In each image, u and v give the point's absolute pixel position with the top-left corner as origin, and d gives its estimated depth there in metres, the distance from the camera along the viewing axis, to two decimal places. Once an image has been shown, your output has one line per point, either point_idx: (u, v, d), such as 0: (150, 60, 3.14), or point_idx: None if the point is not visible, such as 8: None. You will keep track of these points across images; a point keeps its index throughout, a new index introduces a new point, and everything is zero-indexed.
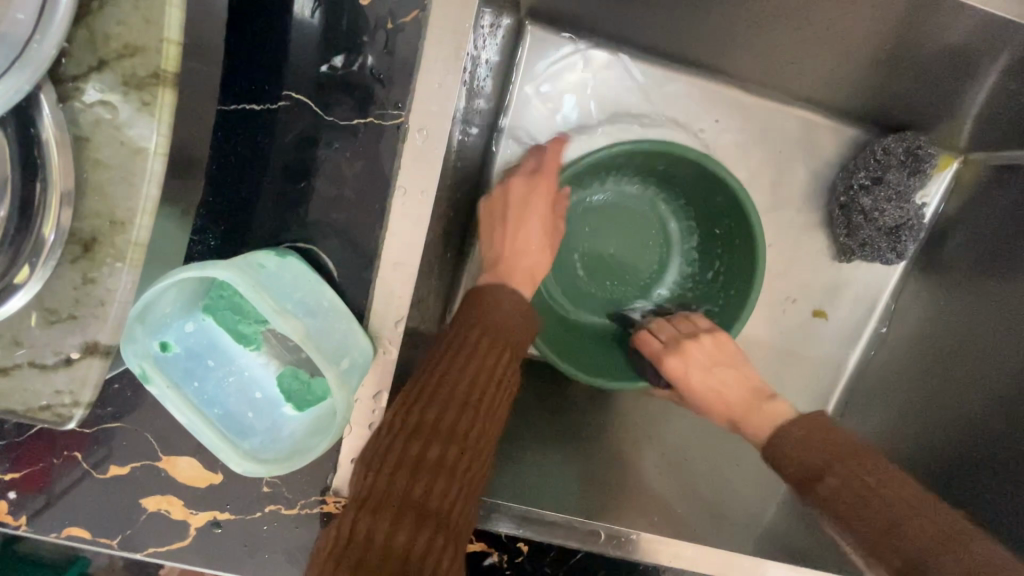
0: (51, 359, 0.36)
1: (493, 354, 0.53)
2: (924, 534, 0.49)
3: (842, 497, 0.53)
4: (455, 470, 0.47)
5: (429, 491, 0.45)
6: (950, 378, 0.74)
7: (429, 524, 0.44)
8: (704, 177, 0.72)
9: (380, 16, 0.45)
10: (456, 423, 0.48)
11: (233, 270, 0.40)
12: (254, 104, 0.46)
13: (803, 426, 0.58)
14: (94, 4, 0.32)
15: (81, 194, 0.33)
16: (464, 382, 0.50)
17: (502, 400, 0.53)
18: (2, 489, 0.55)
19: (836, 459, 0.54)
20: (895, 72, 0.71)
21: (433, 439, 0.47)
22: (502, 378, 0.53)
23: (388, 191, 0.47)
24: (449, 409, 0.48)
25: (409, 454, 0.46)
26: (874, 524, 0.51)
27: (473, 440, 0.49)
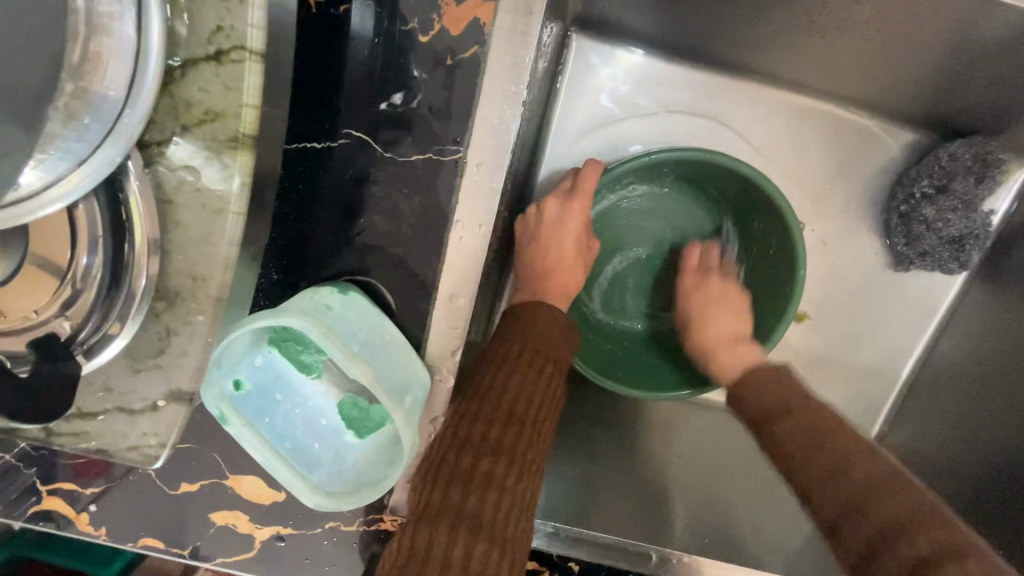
0: (138, 405, 0.37)
1: (535, 370, 0.54)
2: (884, 504, 0.45)
3: (795, 439, 0.52)
4: (505, 483, 0.46)
5: (484, 501, 0.45)
6: (1007, 384, 0.71)
7: (483, 534, 0.43)
8: (758, 196, 0.71)
9: (440, 52, 0.45)
10: (503, 436, 0.48)
11: (304, 317, 0.41)
12: (316, 143, 0.46)
13: (765, 373, 0.60)
14: (176, 72, 0.32)
15: (166, 253, 0.35)
16: (509, 392, 0.51)
17: (551, 412, 0.53)
18: (83, 502, 0.59)
19: (790, 409, 0.55)
20: (965, 76, 0.67)
21: (484, 452, 0.47)
22: (547, 390, 0.54)
23: (445, 226, 0.48)
24: (495, 421, 0.49)
25: (461, 467, 0.46)
26: (819, 464, 0.50)
27: (521, 451, 0.49)
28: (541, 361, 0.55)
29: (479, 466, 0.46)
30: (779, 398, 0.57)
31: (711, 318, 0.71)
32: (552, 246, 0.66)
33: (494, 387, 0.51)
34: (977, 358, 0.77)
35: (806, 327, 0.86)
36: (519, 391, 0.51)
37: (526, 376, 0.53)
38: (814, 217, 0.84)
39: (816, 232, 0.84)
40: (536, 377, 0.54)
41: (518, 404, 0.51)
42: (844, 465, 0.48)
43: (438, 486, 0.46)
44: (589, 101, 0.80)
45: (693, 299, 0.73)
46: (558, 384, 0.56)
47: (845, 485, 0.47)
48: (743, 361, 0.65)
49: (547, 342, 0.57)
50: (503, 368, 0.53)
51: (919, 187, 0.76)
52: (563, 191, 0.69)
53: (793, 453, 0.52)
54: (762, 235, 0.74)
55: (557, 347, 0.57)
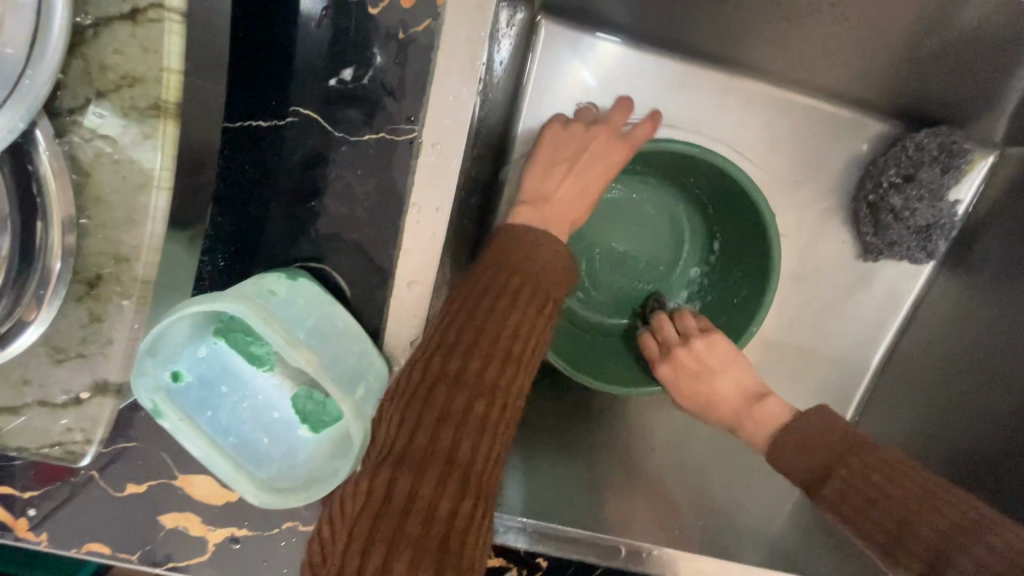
0: (60, 398, 0.35)
1: (533, 304, 0.49)
2: (974, 552, 0.40)
3: (844, 501, 0.47)
4: (495, 428, 0.42)
5: (475, 448, 0.41)
6: (971, 370, 0.72)
7: (455, 477, 0.39)
8: (750, 272, 0.71)
9: (391, 25, 0.42)
10: (498, 377, 0.44)
11: (243, 302, 0.39)
12: (261, 122, 0.44)
13: (802, 432, 0.52)
14: (88, 32, 0.30)
15: (85, 231, 0.32)
16: (507, 329, 0.46)
17: (539, 350, 0.49)
18: (23, 507, 0.55)
19: (836, 459, 0.49)
20: (930, 62, 0.67)
21: (477, 393, 0.42)
22: (543, 329, 0.50)
23: (399, 209, 0.46)
24: (490, 360, 0.44)
25: (454, 406, 0.41)
26: (886, 524, 0.44)
27: (501, 391, 0.44)
28: (543, 296, 0.51)
29: (473, 408, 0.41)
30: (831, 454, 0.50)
31: (714, 386, 0.62)
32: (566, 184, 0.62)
33: (493, 324, 0.46)
34: (945, 347, 0.77)
35: (778, 318, 0.86)
36: (518, 328, 0.47)
37: (525, 313, 0.48)
38: (785, 209, 0.84)
39: (788, 223, 0.84)
40: (520, 314, 0.48)
41: (515, 343, 0.46)
42: (919, 519, 0.43)
43: (423, 424, 0.40)
44: (559, 89, 0.79)
45: (682, 370, 0.64)
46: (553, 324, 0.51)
47: (922, 550, 0.42)
48: (772, 425, 0.57)
49: (543, 280, 0.51)
50: (486, 302, 0.47)
51: (889, 176, 0.76)
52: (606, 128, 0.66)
53: (846, 513, 0.47)
54: (727, 293, 0.75)
55: (550, 286, 0.52)
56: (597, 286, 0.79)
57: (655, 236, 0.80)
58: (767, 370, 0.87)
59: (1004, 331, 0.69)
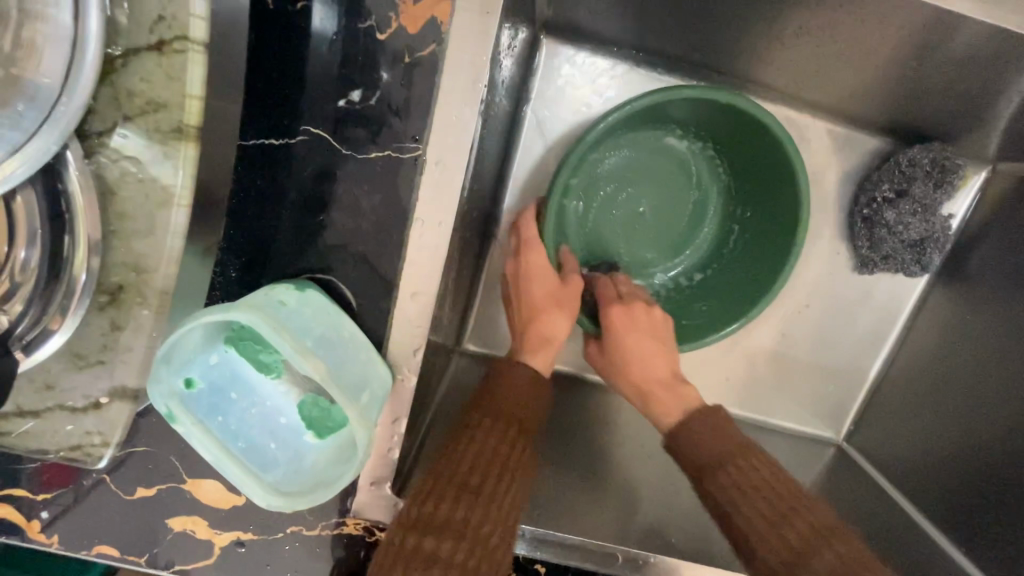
0: (80, 402, 0.37)
1: (517, 420, 0.56)
2: (822, 555, 0.49)
3: (729, 489, 0.54)
4: (481, 530, 0.48)
5: (458, 549, 0.47)
6: (965, 384, 0.73)
7: (440, 574, 0.46)
8: (723, 308, 0.76)
9: (397, 49, 0.45)
10: (482, 482, 0.50)
11: (253, 312, 0.41)
12: (272, 139, 0.46)
13: (708, 423, 0.58)
14: (118, 62, 0.32)
15: (109, 245, 0.34)
16: (491, 445, 0.53)
17: (528, 454, 0.55)
18: (35, 509, 0.57)
19: (730, 456, 0.55)
20: (919, 81, 0.69)
21: (461, 498, 0.49)
22: (529, 438, 0.56)
23: (404, 223, 0.48)
24: (475, 469, 0.51)
25: (440, 514, 0.48)
26: (757, 517, 0.52)
27: (500, 496, 0.50)
28: (528, 413, 0.57)
29: (455, 514, 0.48)
30: (724, 449, 0.56)
31: (643, 354, 0.65)
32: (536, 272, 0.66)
33: (478, 442, 0.52)
34: (942, 359, 0.78)
35: (774, 330, 0.88)
36: (504, 441, 0.53)
37: (509, 427, 0.55)
38: None
39: None
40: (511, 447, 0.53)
41: (501, 454, 0.52)
42: (790, 522, 0.51)
43: (413, 533, 0.47)
44: (559, 105, 0.81)
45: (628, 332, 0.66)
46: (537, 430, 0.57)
47: (790, 543, 0.50)
48: (683, 407, 0.61)
49: (534, 392, 0.59)
50: (486, 422, 0.54)
51: (883, 191, 0.78)
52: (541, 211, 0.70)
53: (731, 501, 0.53)
54: (685, 312, 0.79)
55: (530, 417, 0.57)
56: (587, 216, 0.79)
57: (663, 220, 0.81)
58: (764, 380, 0.88)
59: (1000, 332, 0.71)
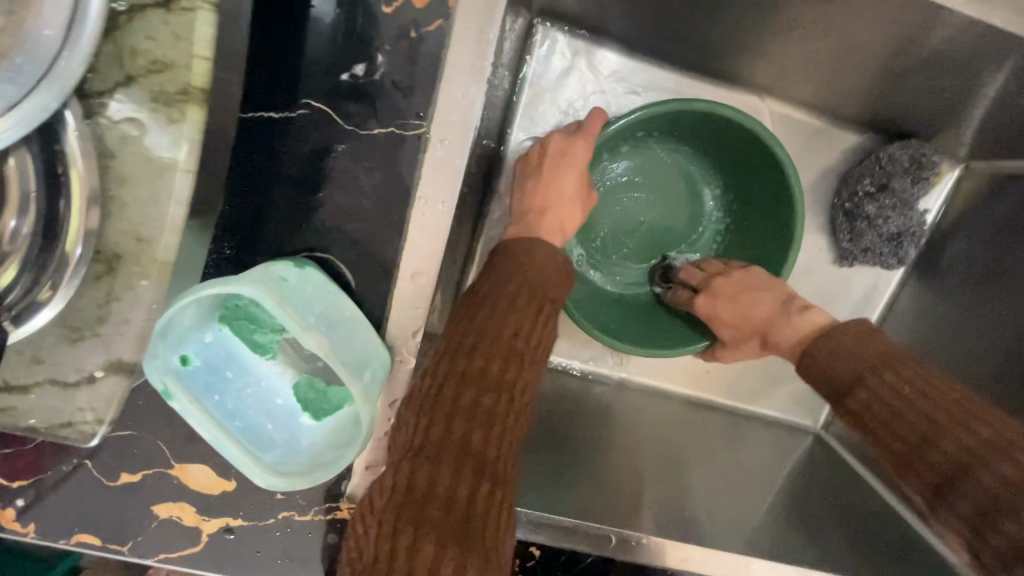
0: (72, 376, 0.35)
1: (532, 308, 0.52)
2: (982, 462, 0.41)
3: (871, 403, 0.49)
4: (506, 421, 0.44)
5: (487, 437, 0.42)
6: (941, 371, 0.76)
7: (471, 462, 0.41)
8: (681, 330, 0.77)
9: (403, 25, 0.44)
10: (501, 373, 0.46)
11: (256, 287, 0.40)
12: (272, 113, 0.45)
13: (833, 343, 0.54)
14: (122, 17, 0.31)
15: (106, 212, 0.33)
16: (506, 330, 0.48)
17: (543, 347, 0.51)
18: (10, 497, 0.55)
19: (869, 370, 0.50)
20: (904, 79, 0.71)
21: (484, 389, 0.44)
22: (542, 329, 0.51)
23: (405, 201, 0.47)
24: (492, 359, 0.46)
25: (464, 401, 0.43)
26: (907, 434, 0.46)
27: (519, 389, 0.46)
28: (538, 302, 0.53)
29: (480, 403, 0.43)
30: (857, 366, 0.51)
31: (750, 305, 0.66)
32: (551, 188, 0.67)
33: (497, 328, 0.48)
34: (918, 346, 0.81)
35: None
36: (520, 329, 0.49)
37: (525, 316, 0.50)
38: None
39: None
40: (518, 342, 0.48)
41: (517, 342, 0.48)
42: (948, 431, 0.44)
43: (437, 423, 0.43)
44: (552, 94, 0.82)
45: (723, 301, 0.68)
46: (551, 327, 0.53)
47: (953, 453, 0.43)
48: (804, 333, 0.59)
49: (545, 282, 0.55)
50: (499, 311, 0.50)
51: (863, 186, 0.81)
52: (571, 128, 0.71)
53: (869, 416, 0.49)
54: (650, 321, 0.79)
55: (543, 313, 0.52)
56: (597, 184, 0.80)
57: (656, 235, 0.83)
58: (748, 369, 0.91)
59: (975, 311, 0.74)
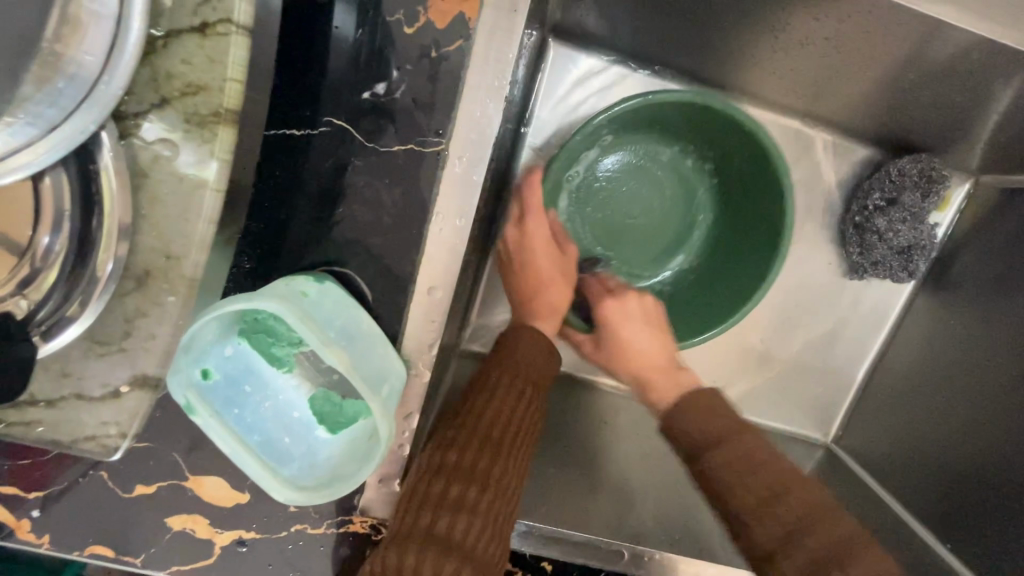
0: (98, 391, 0.35)
1: (540, 373, 0.57)
2: (809, 537, 0.48)
3: (730, 464, 0.53)
4: (503, 477, 0.50)
5: (485, 492, 0.48)
6: (951, 385, 0.76)
7: (468, 512, 0.46)
8: None
9: (424, 45, 0.45)
10: (503, 433, 0.51)
11: (278, 302, 0.41)
12: (296, 130, 0.46)
13: (699, 403, 0.57)
14: (159, 42, 0.32)
15: (138, 229, 0.33)
16: (514, 394, 0.54)
17: (546, 410, 0.57)
18: (26, 507, 0.55)
19: (725, 438, 0.54)
20: (913, 94, 0.72)
21: (487, 447, 0.50)
22: (547, 392, 0.58)
23: (424, 217, 0.48)
24: (498, 420, 0.52)
25: (466, 459, 0.49)
26: (751, 497, 0.51)
27: (518, 449, 0.52)
28: (548, 368, 0.59)
29: (480, 461, 0.49)
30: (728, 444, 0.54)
31: (631, 340, 0.67)
32: (529, 271, 0.66)
33: (506, 390, 0.54)
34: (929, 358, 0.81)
35: (767, 333, 0.90)
36: (530, 393, 0.55)
37: (533, 382, 0.56)
38: None
39: None
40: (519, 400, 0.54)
41: (524, 407, 0.54)
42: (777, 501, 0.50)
43: (441, 476, 0.48)
44: (564, 109, 0.83)
45: (619, 327, 0.67)
46: (557, 391, 0.59)
47: (788, 520, 0.49)
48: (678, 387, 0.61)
49: (546, 350, 0.59)
50: (509, 375, 0.55)
51: (873, 199, 0.81)
52: (514, 218, 0.68)
53: (725, 479, 0.52)
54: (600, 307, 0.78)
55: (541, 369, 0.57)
56: (627, 165, 0.80)
57: (637, 239, 0.82)
58: (758, 382, 0.91)
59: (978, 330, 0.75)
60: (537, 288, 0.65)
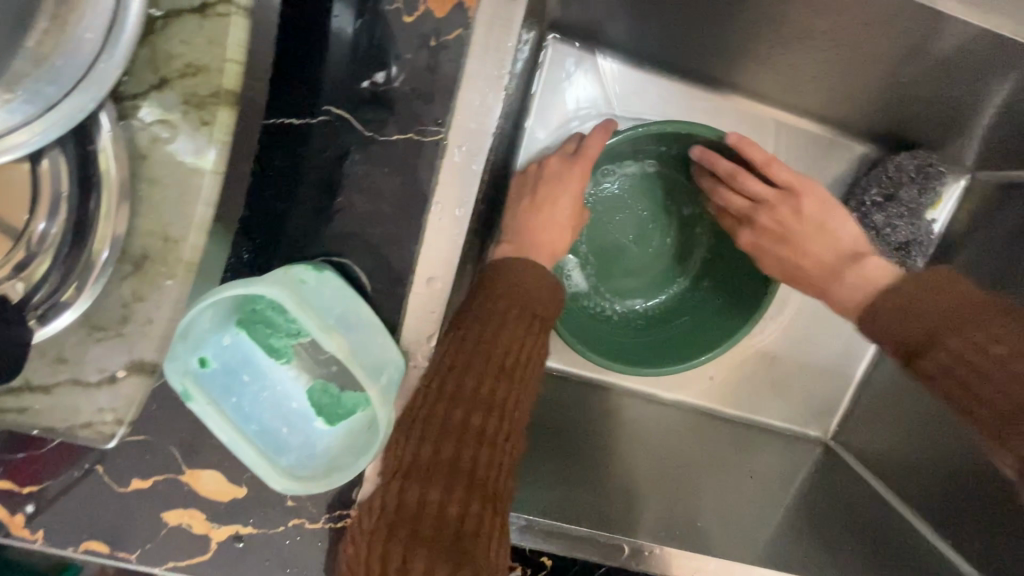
0: (94, 377, 0.35)
1: (522, 325, 0.52)
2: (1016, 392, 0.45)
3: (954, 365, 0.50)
4: (496, 440, 0.46)
5: (478, 458, 0.44)
6: None
7: (461, 482, 0.43)
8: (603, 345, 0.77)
9: (424, 34, 0.45)
10: (493, 393, 0.47)
11: (278, 287, 0.41)
12: (294, 120, 0.46)
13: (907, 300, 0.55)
14: (158, 23, 0.32)
15: (135, 212, 0.33)
16: (500, 346, 0.49)
17: (535, 361, 0.52)
18: (19, 503, 0.54)
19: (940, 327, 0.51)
20: (912, 88, 0.72)
21: (475, 408, 0.46)
22: (535, 345, 0.52)
23: (423, 206, 0.47)
24: (485, 377, 0.47)
25: (453, 421, 0.45)
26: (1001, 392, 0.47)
27: (509, 409, 0.48)
28: (528, 318, 0.53)
29: (471, 423, 0.45)
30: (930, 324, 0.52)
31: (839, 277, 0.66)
32: (548, 207, 0.67)
33: (489, 343, 0.49)
34: None
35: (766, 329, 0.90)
36: (518, 347, 0.50)
37: (518, 333, 0.51)
38: None
39: None
40: (527, 330, 0.52)
41: (510, 361, 0.49)
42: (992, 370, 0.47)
43: (427, 442, 0.44)
44: (563, 105, 0.83)
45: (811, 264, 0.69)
46: (542, 343, 0.53)
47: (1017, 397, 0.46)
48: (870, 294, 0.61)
49: (537, 298, 0.55)
50: (494, 325, 0.50)
51: (870, 195, 0.82)
52: (566, 152, 0.71)
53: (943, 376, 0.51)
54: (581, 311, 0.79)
55: (544, 304, 0.55)
56: (652, 197, 0.83)
57: (629, 260, 0.83)
58: (757, 378, 0.90)
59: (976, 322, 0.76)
60: (542, 230, 0.66)
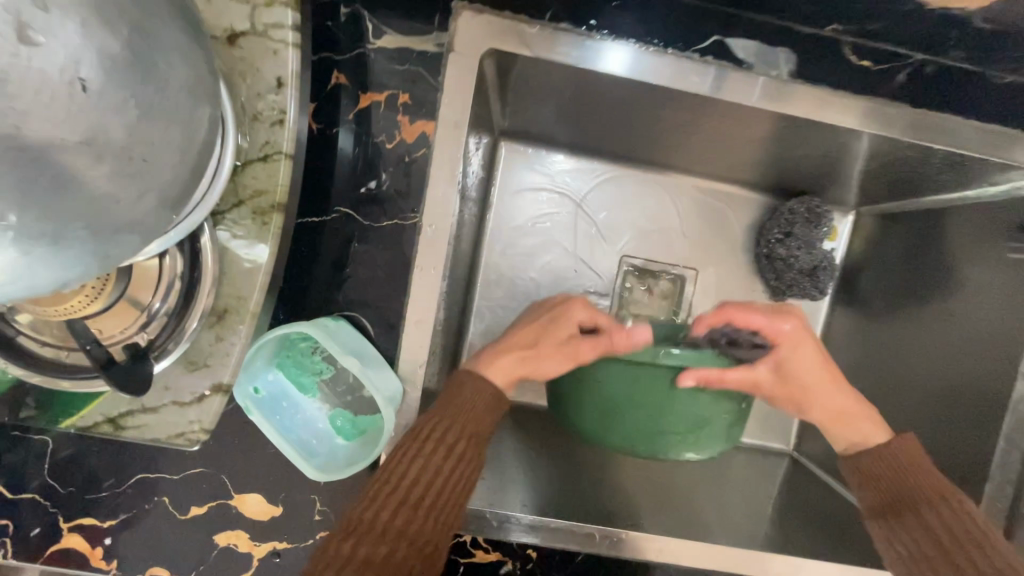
0: (188, 397, 0.52)
1: (437, 452, 0.59)
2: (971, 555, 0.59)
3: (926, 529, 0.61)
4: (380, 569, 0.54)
5: None
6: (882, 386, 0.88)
7: None
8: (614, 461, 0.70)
9: (400, 154, 0.67)
10: (391, 523, 0.56)
11: (312, 324, 0.60)
12: (313, 218, 0.66)
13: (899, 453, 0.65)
14: (239, 169, 0.52)
15: (220, 283, 0.52)
16: (406, 479, 0.57)
17: (445, 489, 0.58)
18: (100, 536, 0.69)
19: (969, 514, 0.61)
20: (786, 157, 0.92)
21: (369, 540, 0.55)
22: (448, 472, 0.59)
23: (407, 269, 0.66)
24: (385, 508, 0.56)
25: (346, 550, 0.54)
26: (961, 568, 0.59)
27: (407, 537, 0.56)
28: (447, 443, 0.59)
29: (360, 553, 0.54)
30: (925, 490, 0.62)
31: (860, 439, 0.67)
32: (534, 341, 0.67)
33: (397, 474, 0.57)
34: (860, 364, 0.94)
35: None
36: (425, 476, 0.58)
37: (426, 465, 0.58)
38: (704, 265, 1.07)
39: (708, 278, 1.06)
40: (444, 463, 0.59)
41: (414, 491, 0.57)
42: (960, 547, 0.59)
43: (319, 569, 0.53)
44: (518, 189, 1.05)
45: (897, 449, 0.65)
46: (465, 469, 0.60)
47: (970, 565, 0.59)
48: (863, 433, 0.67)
49: (472, 413, 0.62)
50: (408, 457, 0.58)
51: (773, 235, 1.00)
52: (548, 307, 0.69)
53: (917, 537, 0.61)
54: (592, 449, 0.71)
55: (473, 419, 0.61)
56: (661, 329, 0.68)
57: None
58: None
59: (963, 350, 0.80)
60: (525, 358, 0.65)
